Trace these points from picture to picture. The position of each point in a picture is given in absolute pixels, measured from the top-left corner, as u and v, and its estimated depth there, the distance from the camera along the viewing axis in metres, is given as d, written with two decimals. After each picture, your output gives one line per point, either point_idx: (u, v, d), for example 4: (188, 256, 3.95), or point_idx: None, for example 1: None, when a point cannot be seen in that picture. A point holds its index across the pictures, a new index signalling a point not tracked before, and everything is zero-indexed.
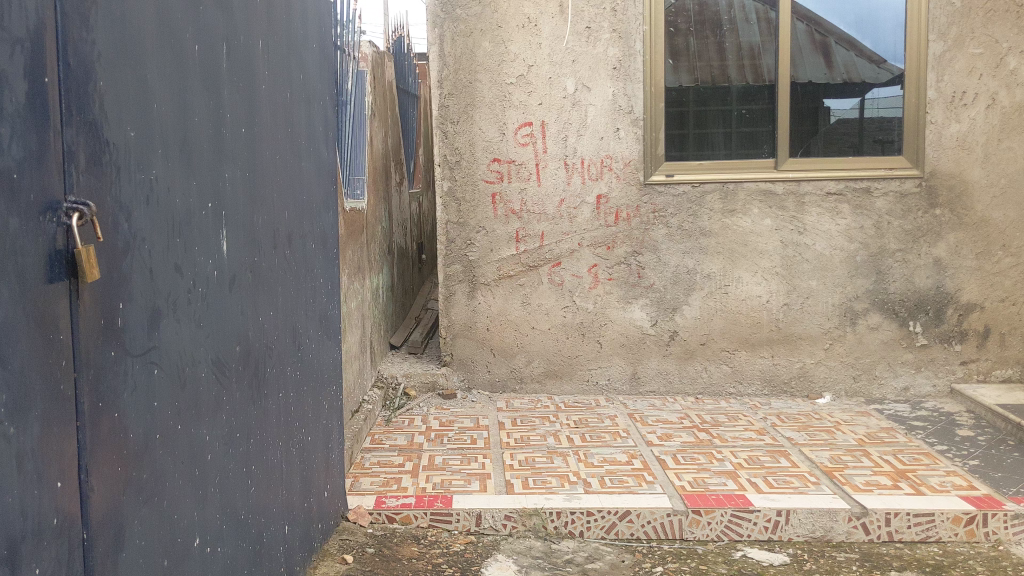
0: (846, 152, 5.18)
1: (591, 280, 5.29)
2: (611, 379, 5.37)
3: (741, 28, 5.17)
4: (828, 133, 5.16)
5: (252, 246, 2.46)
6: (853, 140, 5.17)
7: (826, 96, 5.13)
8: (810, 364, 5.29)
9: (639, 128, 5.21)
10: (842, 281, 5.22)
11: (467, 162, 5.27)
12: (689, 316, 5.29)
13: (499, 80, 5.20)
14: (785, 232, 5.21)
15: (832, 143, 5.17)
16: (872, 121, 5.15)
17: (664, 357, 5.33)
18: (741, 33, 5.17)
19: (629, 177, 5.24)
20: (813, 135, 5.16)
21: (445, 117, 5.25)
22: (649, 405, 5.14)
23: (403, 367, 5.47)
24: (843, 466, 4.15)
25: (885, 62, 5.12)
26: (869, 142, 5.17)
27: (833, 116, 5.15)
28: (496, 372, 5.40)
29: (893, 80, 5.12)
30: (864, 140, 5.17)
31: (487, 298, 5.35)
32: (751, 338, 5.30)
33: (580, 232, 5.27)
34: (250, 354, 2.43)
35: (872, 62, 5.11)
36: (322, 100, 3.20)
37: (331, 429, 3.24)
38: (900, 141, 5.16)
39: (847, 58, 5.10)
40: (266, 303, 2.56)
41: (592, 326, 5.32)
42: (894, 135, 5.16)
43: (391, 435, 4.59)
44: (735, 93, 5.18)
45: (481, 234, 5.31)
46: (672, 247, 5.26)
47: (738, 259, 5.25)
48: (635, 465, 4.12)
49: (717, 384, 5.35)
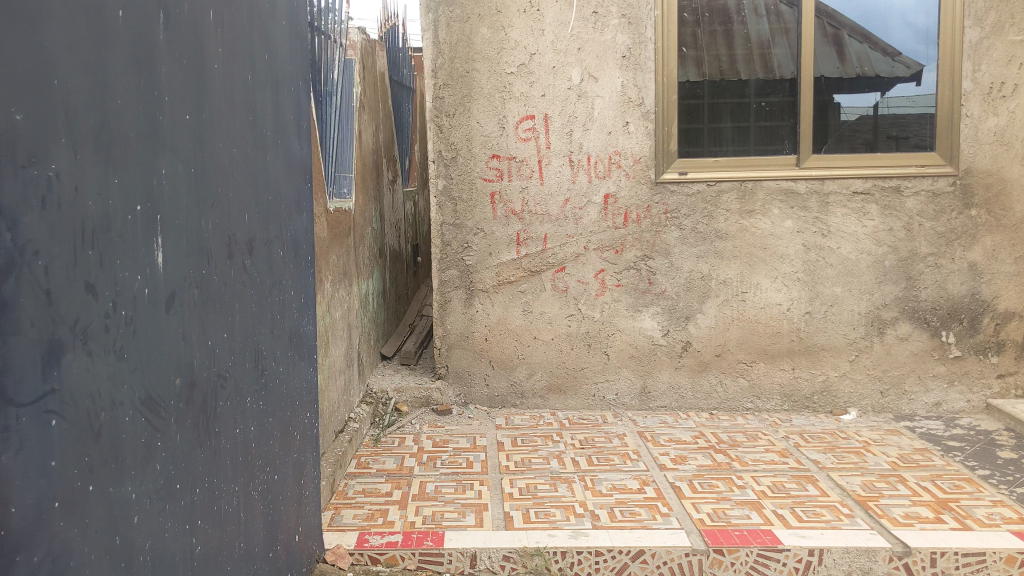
0: (858, 149, 4.77)
1: (598, 286, 4.89)
2: (620, 394, 4.97)
3: (757, 15, 4.77)
4: (839, 130, 4.76)
5: (198, 257, 2.07)
6: (865, 136, 4.76)
7: (850, 90, 4.73)
8: (834, 378, 4.88)
9: (651, 121, 4.81)
10: (869, 288, 4.81)
11: (464, 158, 4.87)
12: (704, 325, 4.89)
13: (498, 70, 4.81)
14: (807, 235, 4.81)
15: (843, 138, 4.77)
16: (887, 117, 4.75)
17: (676, 370, 4.93)
18: (748, 25, 4.77)
19: (639, 175, 4.84)
20: (836, 130, 4.76)
21: (439, 110, 4.85)
22: (660, 422, 4.74)
23: (394, 381, 5.07)
24: (878, 496, 3.75)
25: (901, 54, 4.72)
26: (882, 139, 4.77)
27: (844, 112, 4.75)
28: (495, 386, 5.00)
29: (912, 76, 4.73)
30: (877, 136, 4.76)
31: (486, 306, 4.95)
32: (770, 350, 4.89)
33: (585, 235, 4.87)
34: (196, 386, 2.04)
35: (886, 55, 4.71)
36: (295, 86, 2.82)
37: (304, 463, 2.84)
38: (914, 138, 4.76)
39: (860, 51, 4.70)
40: (217, 324, 2.16)
41: (599, 336, 4.92)
42: (909, 132, 4.76)
43: (379, 458, 4.20)
44: (753, 85, 4.77)
45: (479, 236, 4.91)
46: (685, 251, 4.86)
47: (757, 264, 4.84)
48: (648, 494, 3.72)
49: (733, 400, 4.94)
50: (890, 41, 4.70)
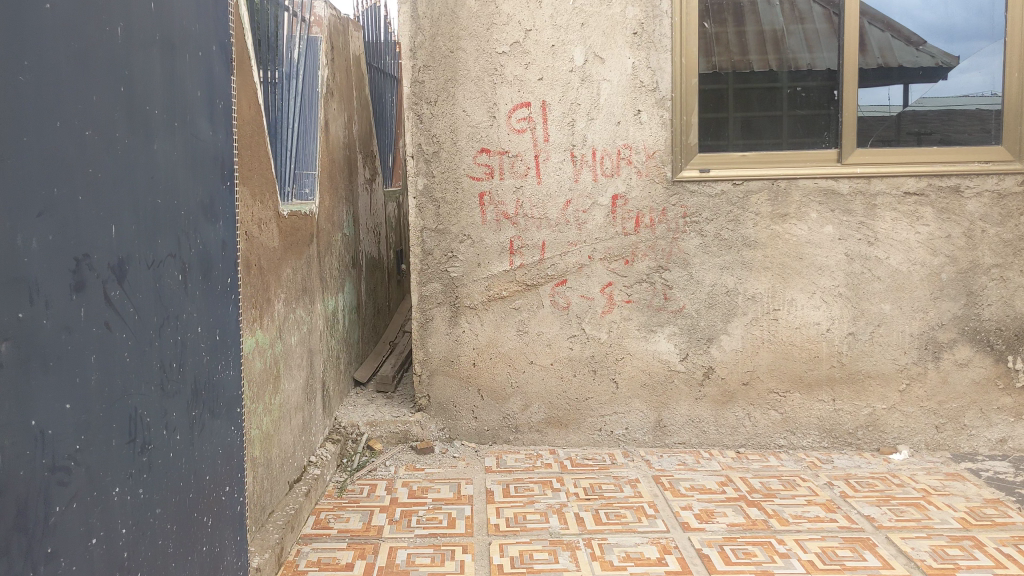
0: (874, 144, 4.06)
1: (605, 302, 4.18)
2: (630, 428, 4.25)
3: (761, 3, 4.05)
4: (882, 123, 4.06)
5: (10, 292, 1.34)
6: (886, 134, 4.06)
7: (886, 82, 4.03)
8: (881, 411, 4.17)
9: (666, 109, 4.09)
10: (923, 305, 4.09)
11: (447, 153, 4.16)
12: (729, 348, 4.18)
13: (488, 49, 4.09)
14: (850, 243, 4.09)
15: (886, 131, 4.06)
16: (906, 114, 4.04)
17: (696, 401, 4.22)
18: (760, 11, 4.05)
19: (652, 172, 4.12)
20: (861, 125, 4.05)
21: (419, 96, 4.14)
22: (678, 463, 4.03)
23: (367, 412, 4.35)
24: (953, 568, 3.03)
25: (924, 42, 3.99)
26: (903, 136, 4.06)
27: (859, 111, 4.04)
28: (484, 419, 4.29)
29: (933, 68, 4.00)
30: (899, 133, 4.05)
31: (473, 326, 4.24)
32: (807, 377, 4.17)
33: (590, 242, 4.16)
34: (3, 493, 1.32)
35: (910, 44, 4.00)
36: (205, 52, 2.10)
37: (220, 556, 2.13)
38: (937, 134, 4.05)
39: (882, 40, 4.01)
40: (48, 391, 1.44)
41: (606, 361, 4.21)
42: (930, 128, 4.04)
43: (341, 515, 3.48)
44: (785, 68, 4.04)
45: (465, 244, 4.20)
46: (706, 261, 4.14)
47: (791, 277, 4.13)
48: (670, 566, 3.01)
49: (763, 436, 4.22)
50: (910, 27, 3.98)
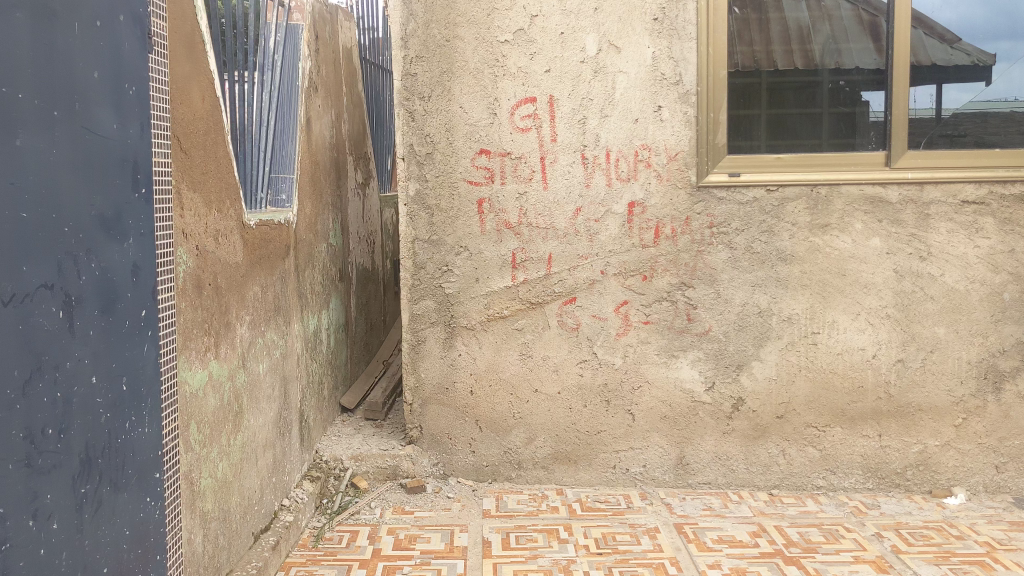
0: (916, 145, 3.58)
1: (620, 323, 3.70)
2: (648, 466, 3.77)
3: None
4: (934, 124, 3.57)
5: None
6: (929, 136, 3.58)
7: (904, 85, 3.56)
8: (934, 448, 3.67)
9: (691, 105, 3.60)
10: (983, 329, 3.60)
11: (442, 153, 3.69)
12: (761, 376, 3.69)
13: (488, 37, 3.62)
14: (900, 258, 3.59)
15: (938, 133, 3.57)
16: (950, 115, 3.57)
17: (723, 436, 3.74)
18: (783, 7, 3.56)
19: (674, 177, 3.63)
20: (906, 123, 3.56)
21: (411, 90, 3.67)
22: (703, 509, 3.54)
23: (353, 444, 3.88)
24: None
25: (960, 40, 3.53)
26: (948, 138, 3.57)
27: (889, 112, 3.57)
28: (483, 454, 3.81)
29: (969, 67, 3.54)
30: (943, 135, 3.57)
31: (471, 349, 3.76)
32: (849, 411, 3.68)
33: (603, 255, 3.67)
34: None
35: (942, 41, 3.53)
36: (107, 24, 1.63)
37: None
38: (984, 135, 3.56)
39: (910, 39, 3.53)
40: None
41: (621, 390, 3.73)
42: (977, 128, 3.56)
43: (314, 572, 3.00)
44: (825, 58, 3.56)
45: (462, 256, 3.72)
46: (736, 277, 3.65)
47: (832, 296, 3.64)
48: None
49: (800, 475, 3.73)
50: (955, 15, 3.51)
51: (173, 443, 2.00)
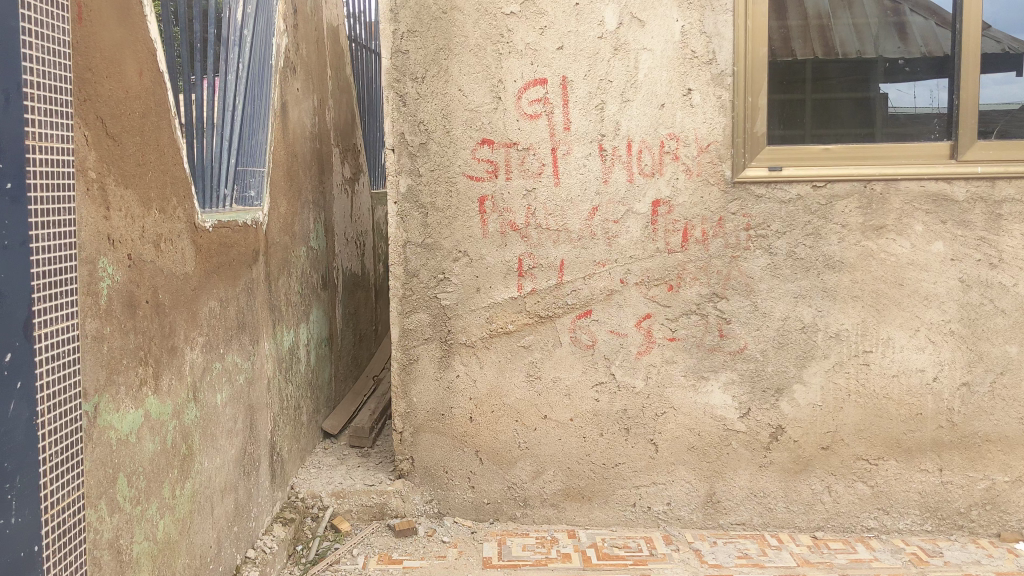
0: (987, 135, 3.08)
1: (642, 341, 3.21)
2: (673, 504, 3.28)
3: None
4: (1008, 111, 3.08)
5: None
6: (1002, 126, 3.08)
7: (935, 75, 3.10)
8: (1003, 484, 3.17)
9: (726, 88, 3.10)
10: None
11: (438, 144, 3.19)
12: (804, 402, 3.20)
13: (490, 8, 3.12)
14: (967, 265, 3.09)
15: (1014, 122, 3.08)
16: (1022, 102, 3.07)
17: (760, 469, 3.24)
18: None
19: (706, 171, 3.13)
20: (974, 111, 3.06)
21: (402, 70, 3.18)
22: (738, 557, 3.05)
23: (334, 478, 3.39)
24: None
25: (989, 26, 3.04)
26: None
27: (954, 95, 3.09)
28: (484, 490, 3.32)
29: (1003, 56, 3.05)
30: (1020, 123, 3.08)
31: (470, 370, 3.27)
32: (906, 441, 3.19)
33: (622, 261, 3.18)
34: None
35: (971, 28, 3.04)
36: None
37: None
38: None
39: (925, 29, 3.07)
40: None
41: (642, 417, 3.24)
42: None
43: None
44: (882, 34, 3.07)
45: (460, 262, 3.23)
46: (776, 287, 3.16)
47: (887, 309, 3.14)
48: None
49: (848, 516, 3.24)
50: None
51: (70, 512, 1.60)
